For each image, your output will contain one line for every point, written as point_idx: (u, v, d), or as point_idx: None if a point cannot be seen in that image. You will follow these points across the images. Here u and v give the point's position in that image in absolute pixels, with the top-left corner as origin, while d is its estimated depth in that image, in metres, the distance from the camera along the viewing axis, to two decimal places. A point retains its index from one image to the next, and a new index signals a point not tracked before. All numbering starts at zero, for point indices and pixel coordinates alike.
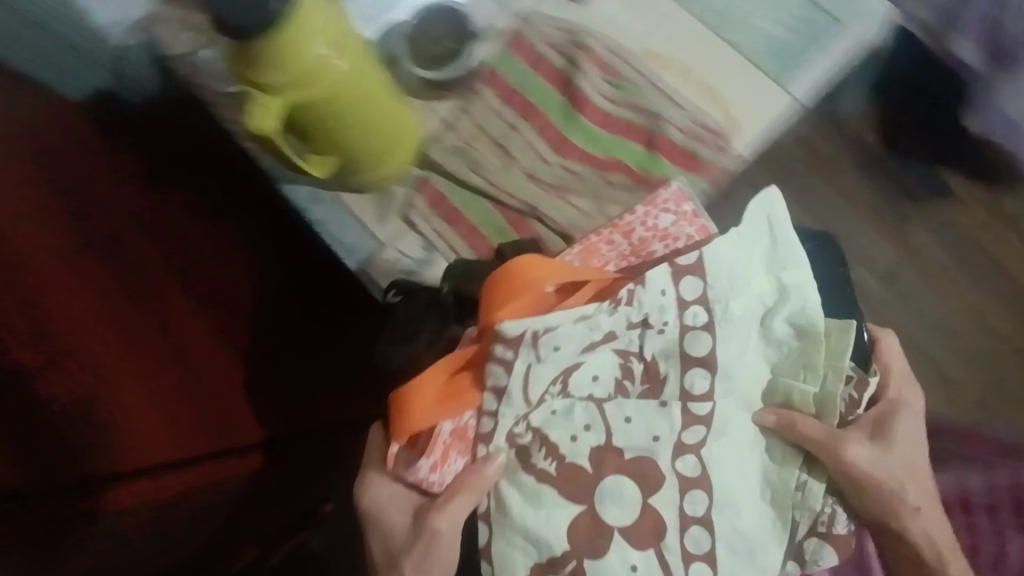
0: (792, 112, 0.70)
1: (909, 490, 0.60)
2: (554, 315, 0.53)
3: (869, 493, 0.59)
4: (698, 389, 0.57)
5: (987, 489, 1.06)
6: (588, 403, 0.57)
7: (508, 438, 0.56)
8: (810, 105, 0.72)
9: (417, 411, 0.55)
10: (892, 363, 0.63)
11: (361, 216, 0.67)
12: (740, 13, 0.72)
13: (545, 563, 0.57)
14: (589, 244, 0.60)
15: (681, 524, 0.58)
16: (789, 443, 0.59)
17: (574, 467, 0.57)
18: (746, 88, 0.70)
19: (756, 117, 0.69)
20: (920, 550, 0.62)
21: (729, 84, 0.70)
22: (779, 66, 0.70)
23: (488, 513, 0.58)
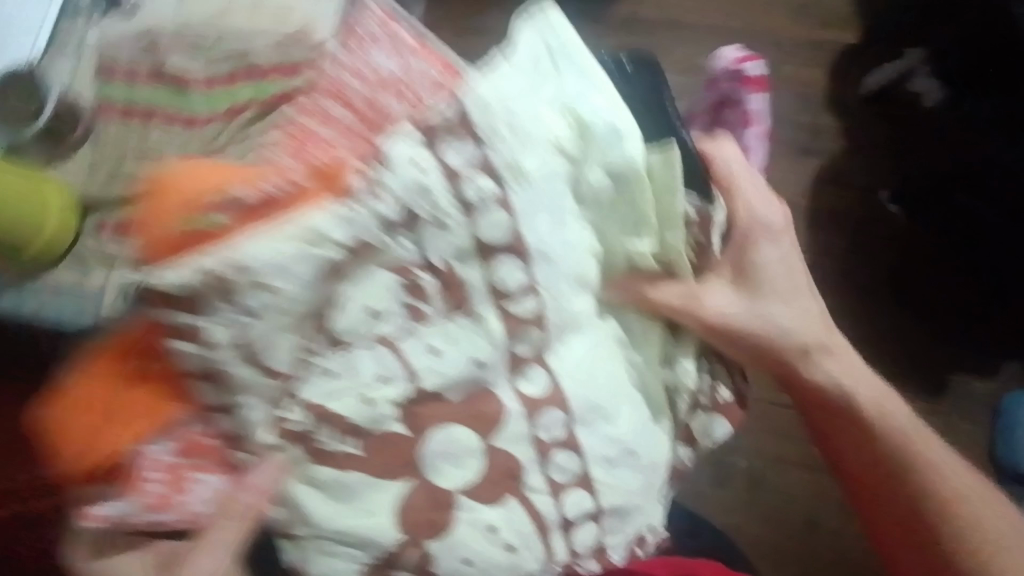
0: None
1: (792, 323, 0.48)
2: (239, 240, 0.36)
3: (746, 343, 0.47)
4: (514, 284, 0.42)
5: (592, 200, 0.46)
6: (374, 349, 0.41)
7: (273, 428, 0.40)
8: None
9: (91, 443, 0.38)
10: (747, 183, 0.49)
11: (71, 283, 0.67)
12: None
13: (381, 561, 0.43)
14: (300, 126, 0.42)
15: (541, 457, 0.45)
16: (643, 310, 0.47)
17: (382, 436, 0.42)
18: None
19: None
20: (832, 385, 0.48)
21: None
22: None
23: (289, 528, 0.42)
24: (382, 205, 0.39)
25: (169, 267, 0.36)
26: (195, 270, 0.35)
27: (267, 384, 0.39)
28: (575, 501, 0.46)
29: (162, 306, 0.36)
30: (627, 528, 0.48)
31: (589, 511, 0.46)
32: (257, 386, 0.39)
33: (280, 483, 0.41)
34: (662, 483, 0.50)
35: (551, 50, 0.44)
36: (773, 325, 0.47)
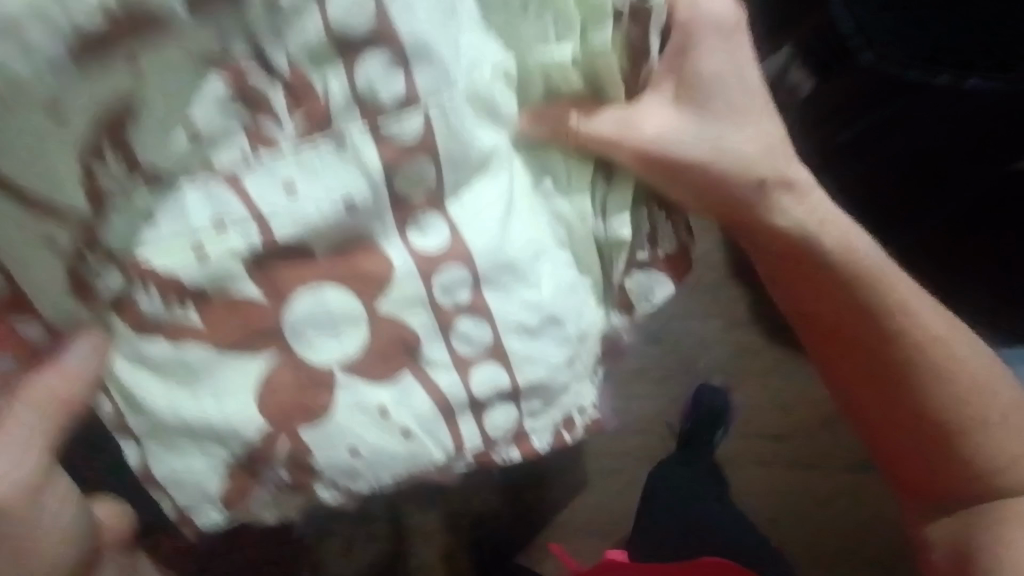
0: None
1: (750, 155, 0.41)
2: None
3: (694, 176, 0.40)
4: (390, 96, 0.31)
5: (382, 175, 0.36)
6: (197, 184, 0.30)
7: (75, 286, 0.31)
8: None
9: None
10: None
11: None
12: None
13: (242, 459, 0.35)
14: None
15: (441, 326, 0.36)
16: (574, 149, 0.37)
17: (230, 300, 0.32)
18: None
19: None
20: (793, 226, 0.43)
21: None
22: None
23: (123, 416, 0.34)
24: None
25: None
26: None
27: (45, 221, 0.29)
28: (486, 376, 0.38)
29: None
30: (552, 408, 0.41)
31: (504, 389, 0.39)
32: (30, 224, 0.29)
33: (97, 359, 0.32)
34: (592, 356, 0.43)
35: None
36: (724, 155, 0.40)
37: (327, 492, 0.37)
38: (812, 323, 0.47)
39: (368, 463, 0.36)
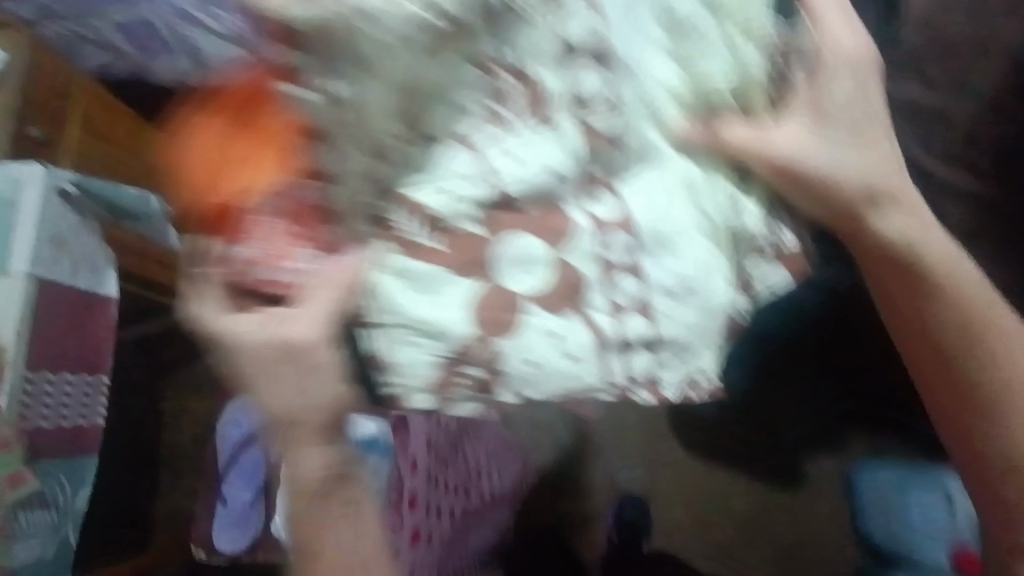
0: None
1: (861, 169, 0.49)
2: None
3: (822, 188, 0.48)
4: (591, 90, 0.44)
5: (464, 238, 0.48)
6: (456, 145, 0.44)
7: (370, 214, 0.44)
8: None
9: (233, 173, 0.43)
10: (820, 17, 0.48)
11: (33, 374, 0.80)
12: None
13: (452, 356, 0.46)
14: None
15: (605, 278, 0.47)
16: (719, 158, 0.46)
17: (463, 234, 0.45)
18: None
19: None
20: (888, 243, 0.50)
21: None
22: None
23: (368, 319, 0.45)
24: None
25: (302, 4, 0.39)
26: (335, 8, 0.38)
27: (361, 156, 0.42)
28: (632, 323, 0.48)
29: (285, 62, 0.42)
30: (682, 365, 0.50)
31: (646, 338, 0.48)
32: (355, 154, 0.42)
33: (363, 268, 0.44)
34: (717, 333, 0.51)
35: None
36: (844, 171, 0.48)
37: (506, 397, 0.49)
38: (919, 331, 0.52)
39: (539, 376, 0.47)
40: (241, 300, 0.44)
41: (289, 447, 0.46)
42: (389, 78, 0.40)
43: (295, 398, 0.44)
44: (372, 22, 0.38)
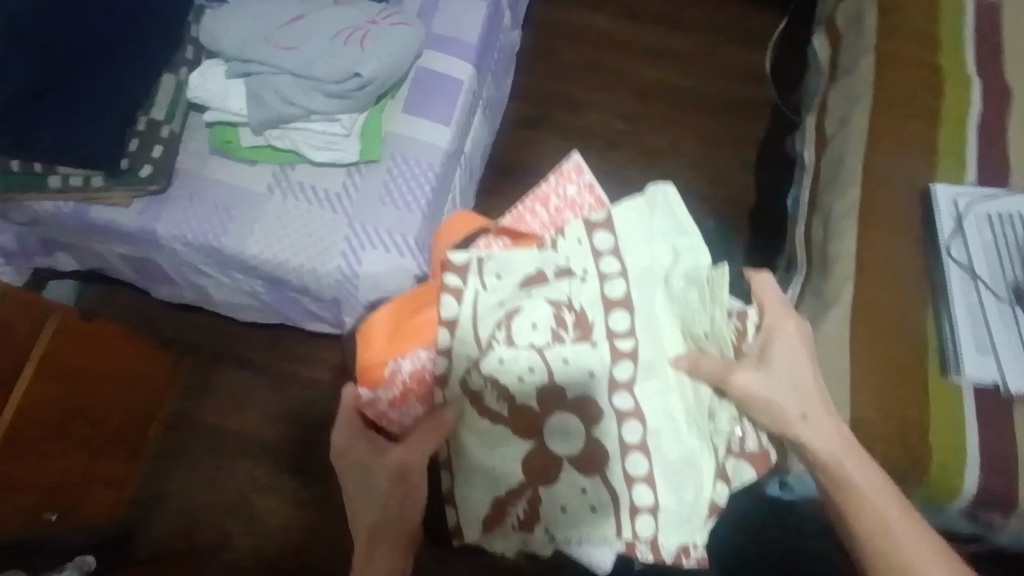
0: (195, 203, 0.94)
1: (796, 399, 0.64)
2: (495, 248, 0.66)
3: (770, 413, 0.63)
4: (618, 325, 0.66)
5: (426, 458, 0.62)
6: (530, 350, 0.64)
7: (460, 384, 0.63)
8: (195, 229, 0.93)
9: (377, 345, 0.65)
10: (765, 290, 0.68)
11: None
12: (202, 214, 0.94)
13: (503, 496, 0.63)
14: (516, 212, 0.70)
15: (621, 453, 0.64)
16: (702, 380, 0.66)
17: (524, 406, 0.64)
18: (392, 216, 0.93)
19: (273, 238, 0.92)
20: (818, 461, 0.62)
21: (283, 221, 0.93)
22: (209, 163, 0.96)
23: (449, 461, 0.64)
24: (560, 258, 0.66)
25: (460, 250, 0.64)
26: (474, 255, 0.64)
27: (469, 347, 0.64)
28: (640, 493, 0.64)
29: (448, 271, 0.64)
30: (675, 535, 0.64)
31: (649, 505, 0.64)
32: (464, 344, 0.63)
33: (456, 425, 0.63)
34: (705, 516, 0.65)
35: (670, 203, 0.69)
36: (783, 400, 0.63)
37: (541, 538, 0.63)
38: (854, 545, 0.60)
39: (565, 520, 0.63)
40: (363, 420, 0.64)
41: (368, 546, 0.61)
42: (498, 299, 0.65)
43: (381, 514, 0.61)
44: (495, 271, 0.65)
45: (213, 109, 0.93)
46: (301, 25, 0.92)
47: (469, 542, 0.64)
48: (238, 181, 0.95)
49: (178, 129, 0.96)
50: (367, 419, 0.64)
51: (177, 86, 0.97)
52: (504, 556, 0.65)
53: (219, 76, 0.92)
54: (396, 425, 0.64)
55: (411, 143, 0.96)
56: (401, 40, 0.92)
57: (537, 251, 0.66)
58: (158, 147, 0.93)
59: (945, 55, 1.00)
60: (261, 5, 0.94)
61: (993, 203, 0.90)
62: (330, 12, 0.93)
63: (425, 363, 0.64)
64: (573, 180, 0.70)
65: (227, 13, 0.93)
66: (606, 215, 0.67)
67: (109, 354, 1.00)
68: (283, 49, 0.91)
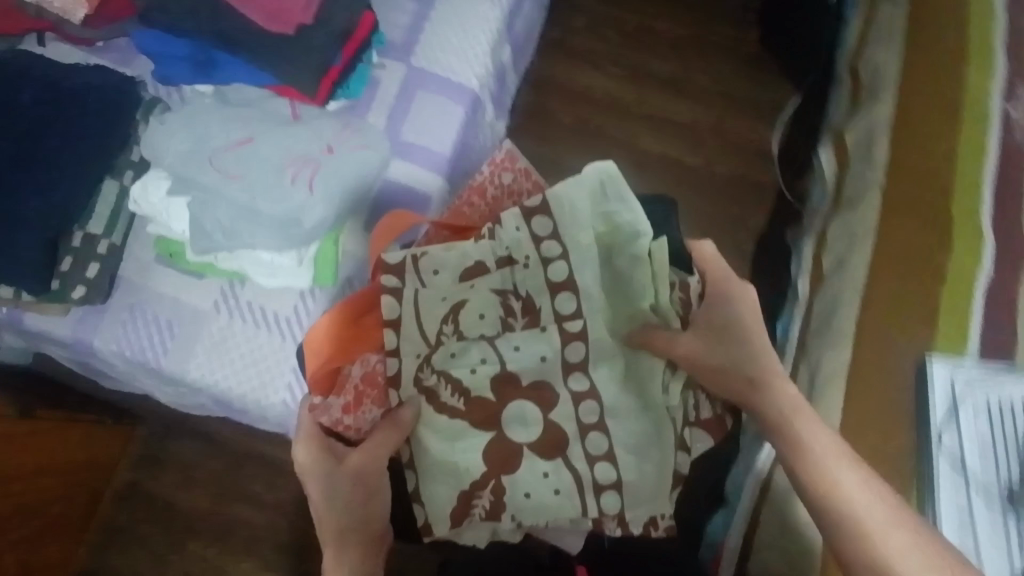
0: (136, 315, 0.72)
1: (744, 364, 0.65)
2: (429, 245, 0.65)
3: (718, 377, 0.64)
4: (565, 307, 0.66)
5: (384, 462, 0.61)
6: (480, 340, 0.65)
7: (414, 383, 0.64)
8: (126, 350, 0.71)
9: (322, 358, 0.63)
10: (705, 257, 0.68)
11: None
12: (135, 331, 0.71)
13: (468, 489, 0.63)
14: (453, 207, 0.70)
15: (581, 434, 0.65)
16: (653, 353, 0.66)
17: (480, 398, 0.64)
18: None
19: (212, 369, 0.71)
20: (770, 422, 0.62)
21: (221, 353, 0.71)
22: (149, 265, 0.72)
23: (412, 460, 0.64)
24: (499, 247, 0.66)
25: (394, 250, 0.64)
26: (408, 252, 0.64)
27: (418, 345, 0.64)
28: (603, 470, 0.65)
29: (383, 272, 0.63)
30: (642, 508, 0.65)
31: (612, 481, 0.65)
32: (413, 343, 0.64)
33: (415, 425, 0.64)
34: (671, 489, 0.65)
35: (605, 180, 0.68)
36: (730, 366, 0.64)
37: (508, 526, 0.64)
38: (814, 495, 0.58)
39: (531, 506, 0.64)
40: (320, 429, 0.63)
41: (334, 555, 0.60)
42: (442, 294, 0.65)
43: (348, 519, 0.60)
44: (432, 267, 0.65)
45: (156, 225, 0.70)
46: (251, 149, 0.69)
47: (439, 539, 0.64)
48: (181, 296, 0.72)
49: (119, 239, 0.71)
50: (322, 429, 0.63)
51: (121, 193, 0.71)
52: (476, 547, 0.66)
53: (160, 193, 0.67)
54: (353, 430, 0.64)
55: (360, 266, 0.74)
56: (365, 161, 0.70)
57: (473, 243, 0.66)
58: (106, 248, 0.70)
59: (972, 163, 0.70)
60: (209, 121, 0.69)
61: (998, 389, 0.64)
62: (293, 129, 0.70)
63: (375, 366, 0.64)
64: (507, 168, 0.70)
65: (176, 120, 0.69)
66: (542, 200, 0.67)
67: (59, 446, 0.80)
68: (233, 181, 0.67)
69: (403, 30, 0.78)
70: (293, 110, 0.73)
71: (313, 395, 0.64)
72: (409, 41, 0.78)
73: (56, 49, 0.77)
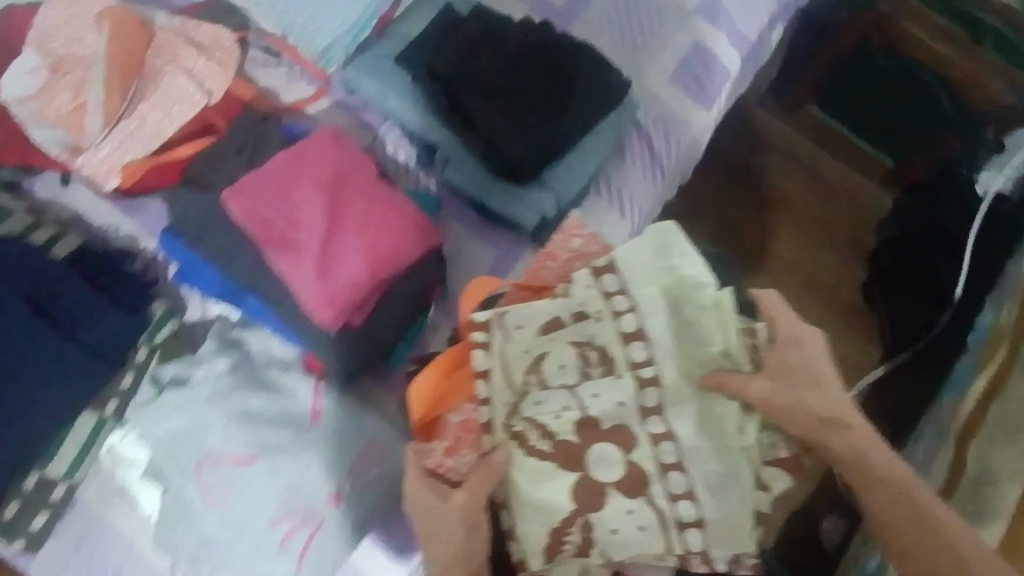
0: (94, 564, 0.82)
1: (818, 404, 0.68)
2: (511, 304, 0.73)
3: (793, 416, 0.68)
4: (638, 355, 0.73)
5: (480, 500, 0.68)
6: (563, 389, 0.72)
7: (506, 429, 0.72)
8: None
9: (426, 407, 0.72)
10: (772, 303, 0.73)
11: None
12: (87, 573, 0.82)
13: (560, 526, 0.69)
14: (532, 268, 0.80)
15: (661, 473, 0.70)
16: (727, 397, 0.70)
17: (564, 441, 0.71)
18: None
19: None
20: (847, 456, 0.67)
21: None
22: (119, 495, 0.81)
23: (506, 499, 0.71)
24: (574, 304, 0.74)
25: (481, 310, 0.73)
26: (494, 312, 0.72)
27: (507, 394, 0.72)
28: (685, 507, 0.69)
29: (474, 329, 0.72)
30: (728, 547, 0.68)
31: (695, 518, 0.69)
32: (503, 391, 0.72)
33: (509, 468, 0.70)
34: (753, 527, 0.69)
35: (667, 240, 0.76)
36: (802, 407, 0.68)
37: (599, 561, 0.69)
38: (875, 484, 0.66)
39: (618, 541, 0.69)
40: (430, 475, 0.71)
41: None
42: (527, 347, 0.73)
43: (451, 554, 0.67)
44: (516, 322, 0.73)
45: (123, 474, 0.79)
46: (248, 470, 0.74)
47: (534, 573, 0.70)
48: (143, 551, 0.81)
49: (78, 480, 0.79)
50: (428, 473, 0.70)
51: (95, 428, 0.78)
52: None
53: (137, 471, 0.79)
54: (450, 473, 0.71)
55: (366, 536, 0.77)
56: (342, 534, 0.75)
57: (551, 300, 0.74)
58: (66, 490, 0.79)
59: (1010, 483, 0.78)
60: (203, 412, 0.76)
61: None
62: (300, 443, 0.76)
63: (471, 413, 0.73)
64: (580, 233, 0.81)
65: (173, 402, 0.77)
66: (610, 259, 0.75)
67: None
68: (214, 500, 0.74)
69: (472, 285, 0.91)
70: (313, 403, 0.79)
71: (418, 439, 0.73)
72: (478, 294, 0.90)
73: (79, 195, 0.90)
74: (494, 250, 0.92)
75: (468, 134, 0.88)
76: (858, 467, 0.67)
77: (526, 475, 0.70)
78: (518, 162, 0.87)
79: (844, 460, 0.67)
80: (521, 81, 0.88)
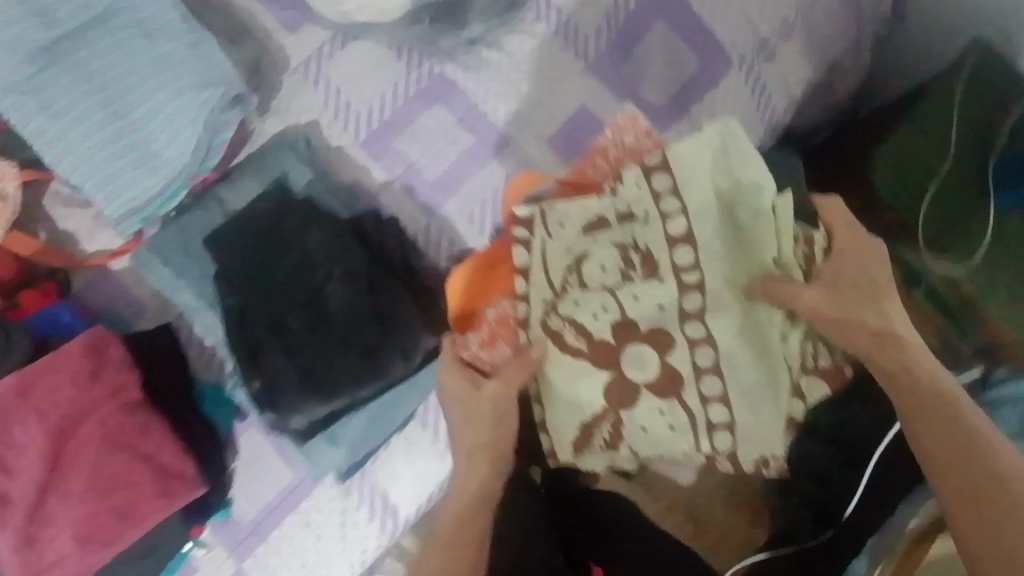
0: None
1: (866, 317, 0.66)
2: (554, 200, 0.72)
3: (842, 329, 0.66)
4: (684, 259, 0.70)
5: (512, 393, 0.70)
6: (603, 291, 0.71)
7: (541, 325, 0.71)
8: None
9: (464, 298, 0.75)
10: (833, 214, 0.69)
11: None
12: None
13: (589, 421, 0.71)
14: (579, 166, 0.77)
15: (696, 376, 0.70)
16: (771, 306, 0.68)
17: (601, 341, 0.70)
18: None
19: None
20: (889, 370, 0.66)
21: None
22: None
23: (538, 394, 0.73)
24: (620, 204, 0.71)
25: (522, 205, 0.72)
26: (536, 208, 0.71)
27: (545, 291, 0.71)
28: (716, 411, 0.70)
29: (515, 225, 0.72)
30: (754, 450, 0.70)
31: (726, 422, 0.69)
32: (540, 288, 0.71)
33: (543, 364, 0.71)
34: (784, 432, 0.70)
35: (726, 138, 0.70)
36: (850, 320, 0.66)
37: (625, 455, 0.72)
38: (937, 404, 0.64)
39: (646, 437, 0.71)
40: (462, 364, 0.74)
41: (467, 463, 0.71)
42: (569, 244, 0.72)
43: (484, 435, 0.71)
44: (558, 220, 0.72)
45: None
46: None
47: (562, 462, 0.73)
48: None
49: None
50: (460, 362, 0.73)
51: None
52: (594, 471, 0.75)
53: None
54: (484, 366, 0.73)
55: None
56: None
57: (596, 199, 0.72)
58: None
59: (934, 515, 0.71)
60: None
61: None
62: None
63: (507, 309, 0.72)
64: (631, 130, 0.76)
65: None
66: (662, 157, 0.71)
67: None
68: None
69: (254, 512, 0.86)
70: None
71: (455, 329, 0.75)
72: (256, 527, 0.85)
73: None
74: (293, 476, 0.86)
75: (248, 372, 0.78)
76: (901, 381, 0.66)
77: (560, 370, 0.71)
78: (286, 412, 0.77)
79: (885, 372, 0.66)
80: (293, 305, 0.79)
